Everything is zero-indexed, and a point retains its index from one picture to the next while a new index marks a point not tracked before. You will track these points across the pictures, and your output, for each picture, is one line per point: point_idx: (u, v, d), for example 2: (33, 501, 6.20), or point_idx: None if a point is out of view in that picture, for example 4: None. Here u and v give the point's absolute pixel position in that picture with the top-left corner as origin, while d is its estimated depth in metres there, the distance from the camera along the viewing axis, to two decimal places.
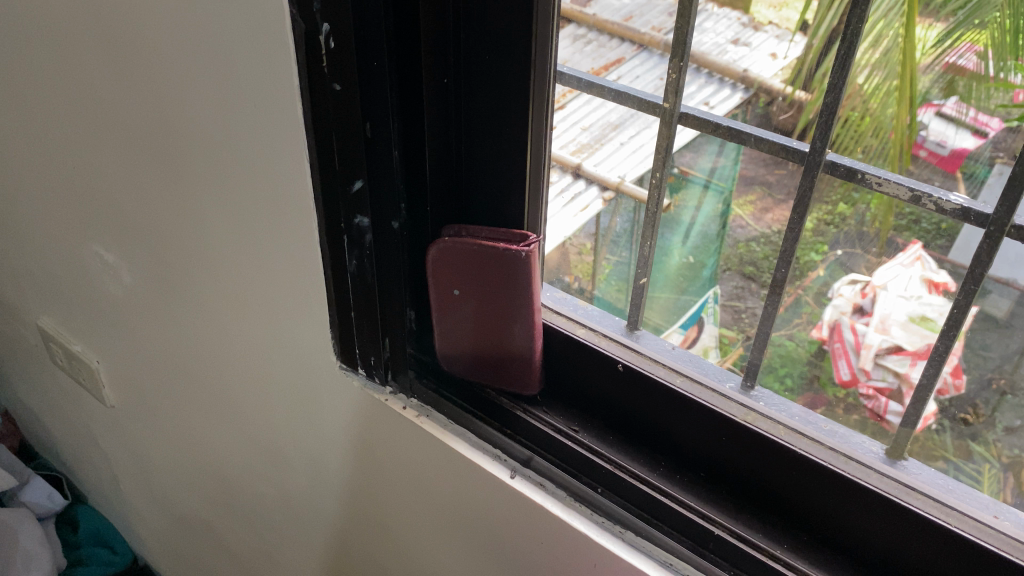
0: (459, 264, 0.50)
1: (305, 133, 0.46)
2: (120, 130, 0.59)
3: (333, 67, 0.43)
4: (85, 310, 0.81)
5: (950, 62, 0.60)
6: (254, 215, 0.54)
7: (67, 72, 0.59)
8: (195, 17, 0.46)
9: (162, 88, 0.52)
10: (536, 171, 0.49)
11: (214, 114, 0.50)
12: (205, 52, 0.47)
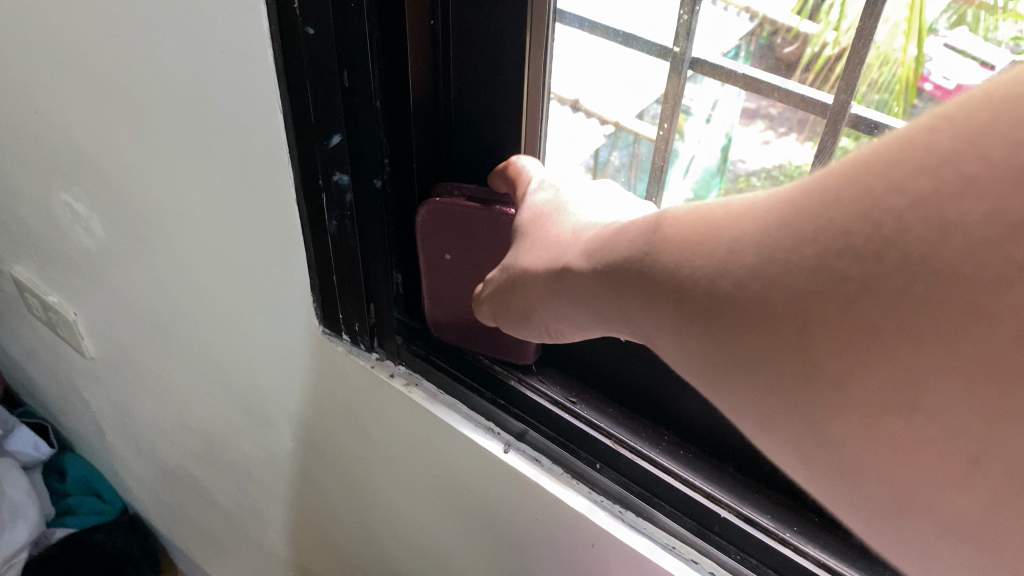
0: (447, 228, 0.46)
1: (278, 83, 0.42)
2: (80, 71, 0.54)
3: (306, 9, 0.38)
4: (59, 261, 0.77)
5: None
6: (228, 170, 0.50)
7: (19, 10, 0.54)
8: None
9: (121, 27, 0.47)
10: (533, 108, 0.47)
11: (176, 55, 0.46)
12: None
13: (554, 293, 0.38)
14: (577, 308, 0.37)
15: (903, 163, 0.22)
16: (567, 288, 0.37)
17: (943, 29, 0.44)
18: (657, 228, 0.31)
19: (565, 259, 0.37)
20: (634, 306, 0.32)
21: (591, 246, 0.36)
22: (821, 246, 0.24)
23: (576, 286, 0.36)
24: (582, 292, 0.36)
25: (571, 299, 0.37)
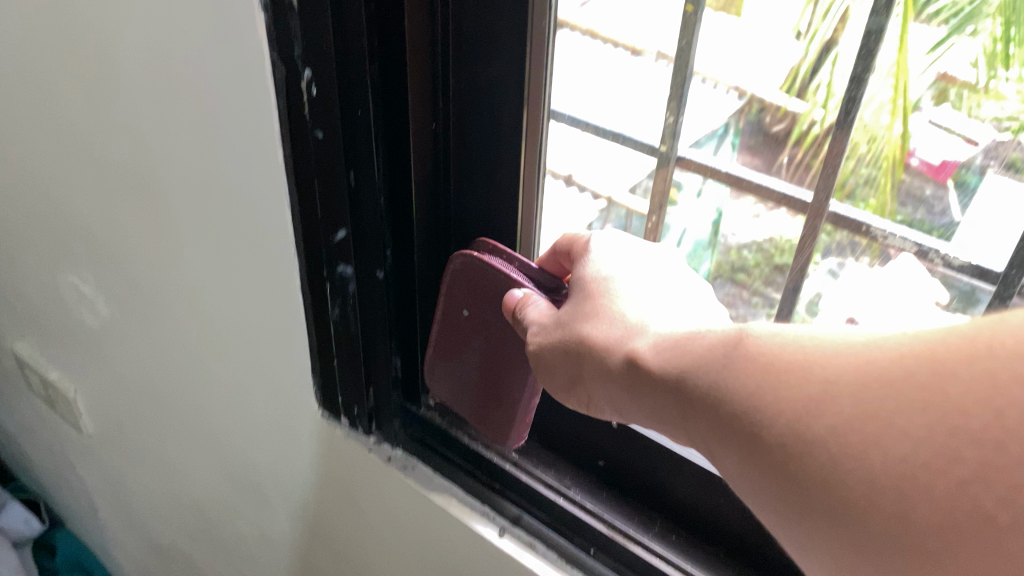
0: (475, 286, 0.47)
1: (286, 182, 0.44)
2: (95, 160, 0.57)
3: (315, 114, 0.41)
4: (61, 339, 0.79)
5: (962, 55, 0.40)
6: (234, 258, 0.52)
7: (39, 103, 0.57)
8: (168, 59, 0.44)
9: (138, 120, 0.50)
10: (527, 216, 0.49)
11: (190, 152, 0.48)
12: (179, 88, 0.44)
13: (619, 382, 0.39)
14: (641, 403, 0.38)
15: (989, 350, 0.25)
16: (628, 381, 0.39)
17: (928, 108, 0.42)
18: (737, 347, 0.33)
19: (635, 353, 0.38)
20: (700, 422, 0.34)
21: (661, 343, 0.38)
22: (902, 398, 0.27)
23: (636, 374, 0.38)
24: (654, 395, 0.37)
25: (635, 397, 0.38)
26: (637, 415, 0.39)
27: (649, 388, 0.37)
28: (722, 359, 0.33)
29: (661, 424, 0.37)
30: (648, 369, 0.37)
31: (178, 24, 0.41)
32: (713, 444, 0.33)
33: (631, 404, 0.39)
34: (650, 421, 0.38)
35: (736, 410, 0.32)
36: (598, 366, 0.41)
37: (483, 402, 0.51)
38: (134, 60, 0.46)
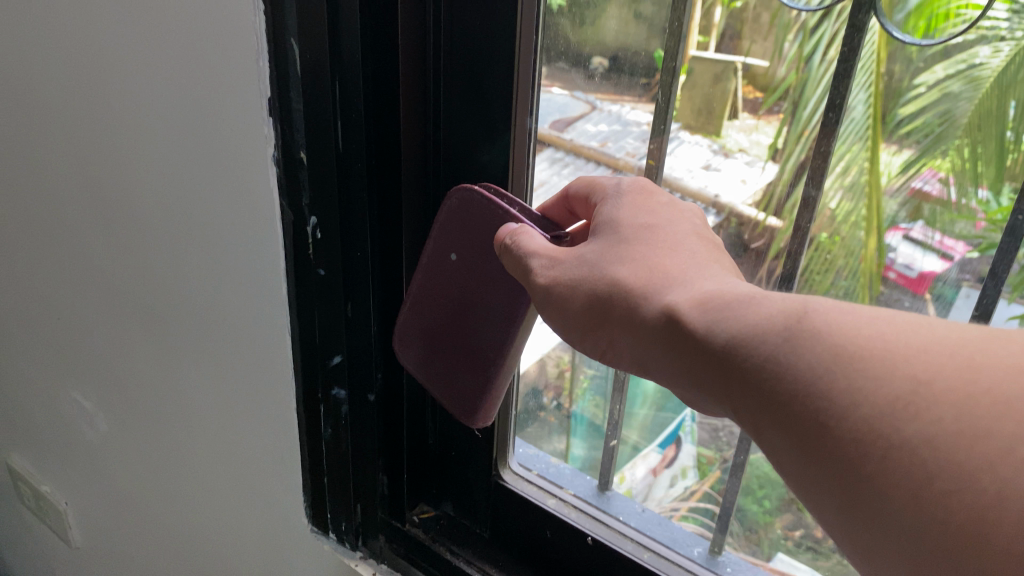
0: (471, 223, 0.44)
1: (288, 312, 0.49)
2: (106, 285, 0.61)
3: (319, 254, 0.47)
4: (59, 454, 0.81)
5: (918, 188, 0.49)
6: (231, 375, 0.56)
7: (62, 231, 0.62)
8: (185, 193, 0.49)
9: (153, 250, 0.55)
10: None
11: (199, 277, 0.53)
12: (195, 218, 0.50)
13: (665, 335, 0.34)
14: (686, 362, 0.33)
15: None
16: (686, 334, 0.32)
17: (906, 225, 0.50)
18: (802, 319, 0.29)
19: (670, 301, 0.34)
20: (748, 397, 0.30)
21: (702, 296, 0.33)
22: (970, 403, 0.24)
23: (678, 334, 0.33)
24: (689, 352, 0.32)
25: (693, 359, 0.32)
26: (707, 385, 0.32)
27: (706, 336, 0.31)
28: (784, 331, 0.29)
29: (731, 410, 0.31)
30: (707, 332, 0.31)
31: (198, 162, 0.47)
32: (775, 416, 0.28)
33: (721, 383, 0.31)
34: (716, 391, 0.31)
35: (776, 373, 0.28)
36: (637, 313, 0.36)
37: (456, 367, 0.47)
38: (155, 192, 0.51)
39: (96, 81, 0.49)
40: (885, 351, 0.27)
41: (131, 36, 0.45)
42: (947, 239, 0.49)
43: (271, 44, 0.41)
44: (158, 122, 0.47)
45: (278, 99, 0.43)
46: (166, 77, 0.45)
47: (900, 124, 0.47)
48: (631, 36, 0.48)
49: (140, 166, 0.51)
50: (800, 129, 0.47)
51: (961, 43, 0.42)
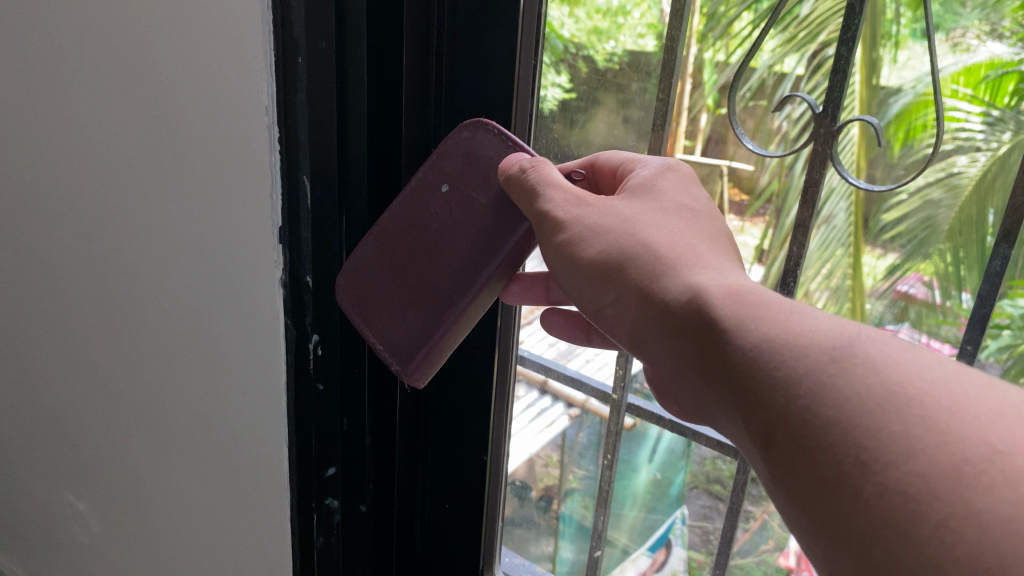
0: (479, 160, 0.45)
1: (286, 425, 0.51)
2: (111, 400, 0.64)
3: (319, 372, 0.50)
4: (48, 555, 0.81)
5: (903, 289, 0.47)
6: (226, 477, 0.57)
7: (72, 334, 0.65)
8: (196, 299, 0.52)
9: (160, 368, 0.58)
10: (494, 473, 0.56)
11: (201, 391, 0.55)
12: (202, 335, 0.53)
13: (687, 327, 0.35)
14: (706, 359, 0.34)
15: None
16: (716, 348, 0.33)
17: (892, 327, 0.48)
18: (854, 346, 0.30)
19: (702, 287, 0.35)
20: (768, 406, 0.30)
21: (729, 287, 0.35)
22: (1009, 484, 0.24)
23: (706, 334, 0.34)
24: (719, 328, 0.33)
25: (714, 355, 0.33)
26: (726, 388, 0.33)
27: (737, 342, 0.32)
28: (833, 348, 0.30)
29: (745, 414, 0.31)
30: (734, 331, 0.32)
31: (209, 280, 0.51)
32: (802, 429, 0.29)
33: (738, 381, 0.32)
34: (736, 406, 0.32)
35: (816, 391, 0.29)
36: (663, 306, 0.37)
37: (405, 305, 0.47)
38: (166, 311, 0.55)
39: (124, 209, 0.55)
40: (936, 395, 0.27)
41: (162, 168, 0.50)
42: (933, 341, 0.47)
43: (284, 179, 0.45)
44: (178, 246, 0.52)
45: (287, 231, 0.47)
46: (189, 202, 0.49)
47: (885, 228, 0.47)
48: (621, 138, 0.53)
49: (155, 288, 0.55)
50: (783, 234, 0.50)
51: (941, 153, 0.43)
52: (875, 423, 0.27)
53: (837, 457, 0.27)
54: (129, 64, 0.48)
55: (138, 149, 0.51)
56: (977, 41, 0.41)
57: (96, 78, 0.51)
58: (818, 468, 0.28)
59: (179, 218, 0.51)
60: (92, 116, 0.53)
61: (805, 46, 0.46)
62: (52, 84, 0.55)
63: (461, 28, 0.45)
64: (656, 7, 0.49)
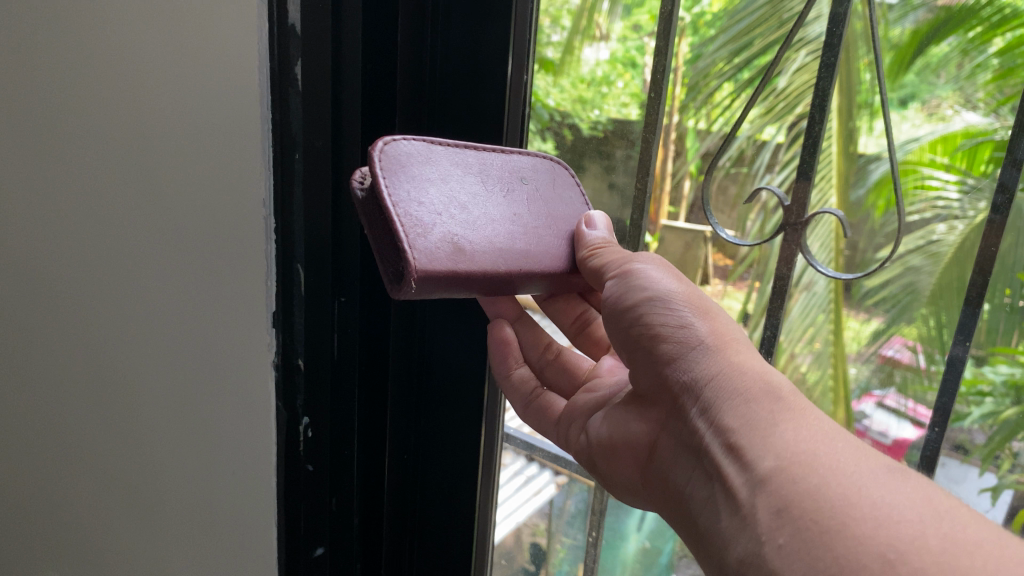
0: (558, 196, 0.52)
1: (277, 508, 0.52)
2: (72, 493, 0.63)
3: (308, 453, 0.52)
4: None
5: (889, 354, 0.55)
6: (202, 564, 0.56)
7: (39, 420, 0.64)
8: (178, 384, 0.53)
9: (129, 459, 0.58)
10: (481, 539, 0.61)
11: (177, 480, 0.55)
12: (183, 424, 0.53)
13: (745, 389, 0.40)
14: (747, 418, 0.39)
15: None
16: (771, 417, 0.39)
17: (879, 392, 0.57)
18: (898, 470, 0.35)
19: (773, 377, 0.41)
20: (814, 482, 0.35)
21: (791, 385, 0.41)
22: None
23: (762, 409, 0.39)
24: (794, 407, 0.39)
25: (766, 423, 0.39)
26: (755, 443, 0.38)
27: (794, 424, 0.38)
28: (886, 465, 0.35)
29: (769, 460, 0.37)
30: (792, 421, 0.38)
31: (193, 368, 0.51)
32: (818, 477, 0.35)
33: (783, 440, 0.38)
34: (758, 457, 0.38)
35: (860, 491, 0.34)
36: (715, 368, 0.42)
37: (434, 213, 0.43)
38: (142, 401, 0.55)
39: (100, 300, 0.55)
40: (972, 531, 0.32)
41: (145, 259, 0.51)
42: (919, 406, 0.55)
43: (279, 266, 0.47)
44: (158, 336, 0.52)
45: (281, 315, 0.48)
46: (173, 292, 0.50)
47: (867, 294, 0.55)
48: (607, 202, 0.63)
49: (130, 378, 0.55)
50: (764, 299, 0.59)
51: (919, 221, 0.52)
52: (910, 535, 0.32)
53: (868, 550, 0.32)
54: (119, 158, 0.50)
55: (119, 241, 0.52)
56: (952, 111, 0.50)
57: (82, 171, 0.52)
58: (842, 550, 0.32)
59: (161, 308, 0.52)
60: (73, 209, 0.54)
61: (782, 118, 0.56)
62: (36, 176, 0.56)
63: (451, 131, 0.51)
64: (638, 78, 0.59)
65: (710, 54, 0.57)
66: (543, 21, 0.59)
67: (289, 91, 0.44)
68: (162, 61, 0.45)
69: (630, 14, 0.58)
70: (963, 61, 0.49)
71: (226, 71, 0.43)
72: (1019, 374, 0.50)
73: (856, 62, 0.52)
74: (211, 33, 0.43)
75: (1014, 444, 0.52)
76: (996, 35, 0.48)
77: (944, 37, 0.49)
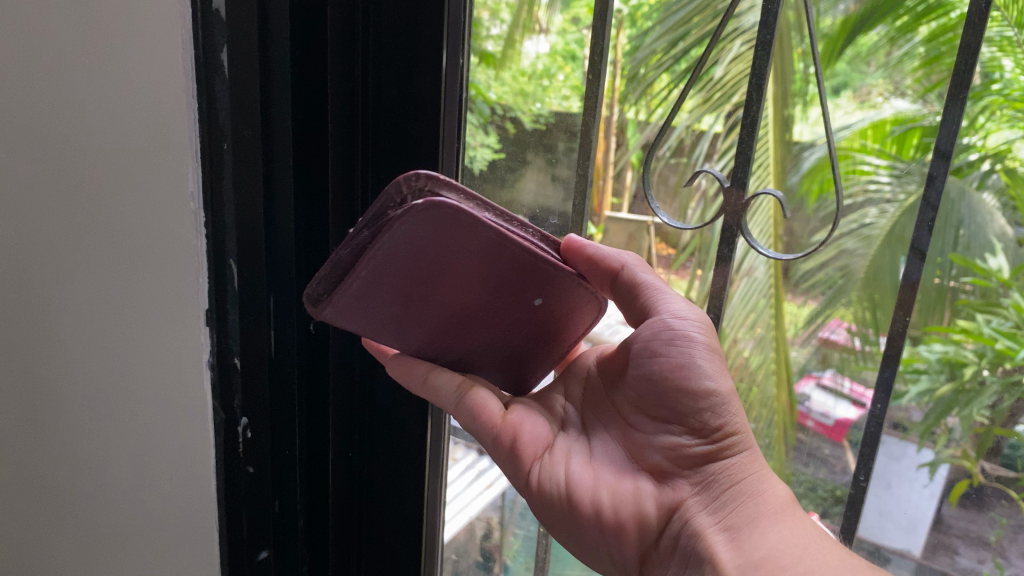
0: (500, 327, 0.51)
1: (217, 506, 0.52)
2: None
3: (249, 453, 0.52)
4: None
5: (827, 336, 0.59)
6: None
7: None
8: (99, 392, 0.50)
9: (26, 483, 0.54)
10: (430, 535, 0.60)
11: (98, 500, 0.52)
12: (106, 439, 0.50)
13: (758, 486, 0.46)
14: (754, 513, 0.45)
15: None
16: (773, 512, 0.45)
17: (818, 373, 0.60)
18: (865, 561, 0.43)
19: (782, 488, 0.46)
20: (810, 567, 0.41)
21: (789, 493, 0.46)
22: None
23: (769, 507, 0.45)
24: (791, 508, 0.45)
25: (768, 518, 0.44)
26: (756, 534, 0.44)
27: (791, 523, 0.44)
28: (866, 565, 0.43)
29: (767, 548, 0.43)
30: (793, 523, 0.44)
31: (117, 376, 0.49)
32: (806, 567, 0.41)
33: (781, 535, 0.44)
34: (755, 544, 0.43)
35: None
36: (735, 469, 0.46)
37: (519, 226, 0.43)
38: (45, 422, 0.51)
39: None
40: None
41: (50, 265, 0.48)
42: (858, 386, 0.57)
43: (210, 264, 0.47)
44: (70, 347, 0.49)
45: (214, 315, 0.48)
46: (89, 298, 0.47)
47: (803, 276, 0.59)
48: (550, 196, 0.61)
49: (25, 401, 0.51)
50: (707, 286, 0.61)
51: (852, 205, 0.56)
52: None
53: None
54: (18, 159, 0.46)
55: (16, 250, 0.48)
56: (881, 99, 0.55)
57: None
58: None
59: (75, 316, 0.48)
60: None
61: (719, 107, 0.58)
62: None
63: (385, 125, 0.50)
64: (578, 70, 0.59)
65: (649, 45, 0.58)
66: (481, 13, 0.58)
67: (215, 83, 0.44)
68: (71, 51, 0.42)
69: (569, 8, 0.58)
70: (891, 50, 0.54)
71: (151, 60, 0.42)
72: (951, 351, 0.54)
73: (791, 51, 0.55)
74: (130, 19, 0.41)
75: (948, 419, 0.54)
76: (921, 24, 0.52)
77: (873, 26, 0.54)
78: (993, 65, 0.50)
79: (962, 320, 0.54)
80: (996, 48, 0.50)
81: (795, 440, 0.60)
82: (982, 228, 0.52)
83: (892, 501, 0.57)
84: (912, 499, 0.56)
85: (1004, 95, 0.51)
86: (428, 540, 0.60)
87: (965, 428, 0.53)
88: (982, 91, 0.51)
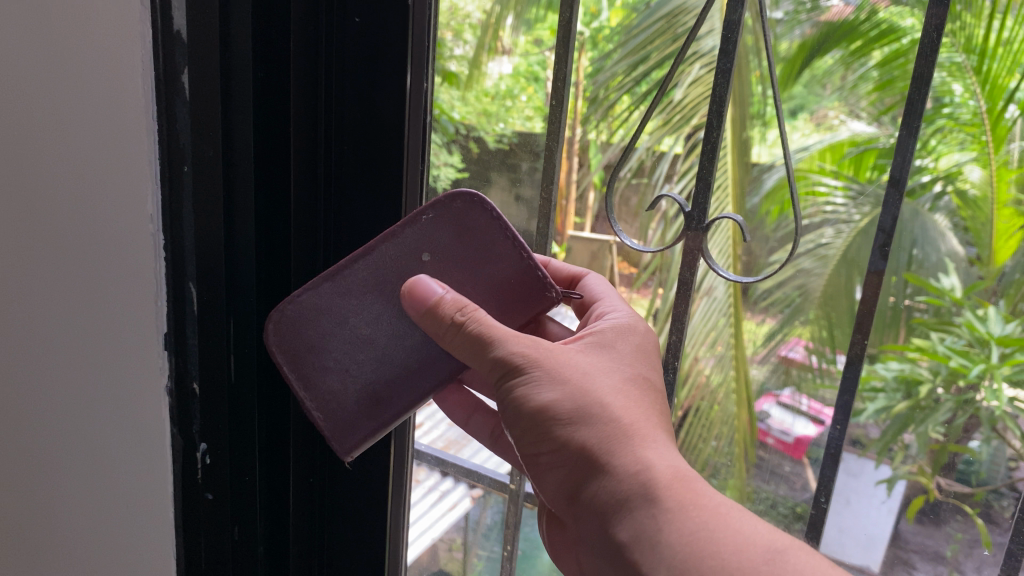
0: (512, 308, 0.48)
1: (176, 534, 0.51)
2: None
3: (208, 478, 0.51)
4: None
5: (786, 353, 0.60)
6: None
7: None
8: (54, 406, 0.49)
9: None
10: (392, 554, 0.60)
11: (44, 511, 0.51)
12: (62, 455, 0.49)
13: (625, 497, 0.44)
14: (638, 525, 0.43)
15: None
16: (640, 512, 0.43)
17: (776, 391, 0.60)
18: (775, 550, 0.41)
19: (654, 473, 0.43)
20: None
21: (677, 470, 0.44)
22: None
23: (647, 512, 0.43)
24: (690, 510, 0.42)
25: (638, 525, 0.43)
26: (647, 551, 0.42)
27: (673, 520, 0.42)
28: (766, 551, 0.41)
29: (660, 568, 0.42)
30: (676, 512, 0.42)
31: (75, 385, 0.48)
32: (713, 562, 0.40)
33: (662, 527, 0.42)
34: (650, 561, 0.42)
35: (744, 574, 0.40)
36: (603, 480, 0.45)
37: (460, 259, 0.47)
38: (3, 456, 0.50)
39: None
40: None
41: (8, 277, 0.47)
42: (817, 403, 0.58)
43: (169, 288, 0.46)
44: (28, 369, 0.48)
45: (174, 337, 0.47)
46: (53, 321, 0.47)
47: (762, 296, 0.61)
48: (514, 215, 0.61)
49: None
50: (668, 305, 0.62)
51: (811, 225, 0.59)
52: None
53: None
54: None
55: None
56: (838, 121, 0.59)
57: None
58: None
59: (29, 327, 0.47)
60: None
61: (679, 129, 0.60)
62: None
63: (349, 151, 0.50)
64: (541, 91, 0.60)
65: (610, 67, 0.60)
66: (444, 34, 0.58)
67: (176, 102, 0.43)
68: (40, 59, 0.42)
69: (531, 29, 0.59)
70: (844, 74, 0.59)
71: (115, 73, 0.41)
72: (907, 369, 0.57)
73: (749, 75, 0.57)
74: (97, 46, 0.41)
75: (905, 436, 0.56)
76: (874, 49, 0.57)
77: (829, 50, 0.59)
78: (943, 89, 0.55)
79: (918, 337, 0.57)
80: (946, 73, 0.55)
81: (755, 458, 0.60)
82: (935, 249, 0.56)
83: (851, 517, 0.57)
84: (876, 514, 0.56)
85: (953, 117, 0.56)
86: (390, 555, 0.60)
87: (920, 444, 0.55)
88: (934, 115, 0.56)
